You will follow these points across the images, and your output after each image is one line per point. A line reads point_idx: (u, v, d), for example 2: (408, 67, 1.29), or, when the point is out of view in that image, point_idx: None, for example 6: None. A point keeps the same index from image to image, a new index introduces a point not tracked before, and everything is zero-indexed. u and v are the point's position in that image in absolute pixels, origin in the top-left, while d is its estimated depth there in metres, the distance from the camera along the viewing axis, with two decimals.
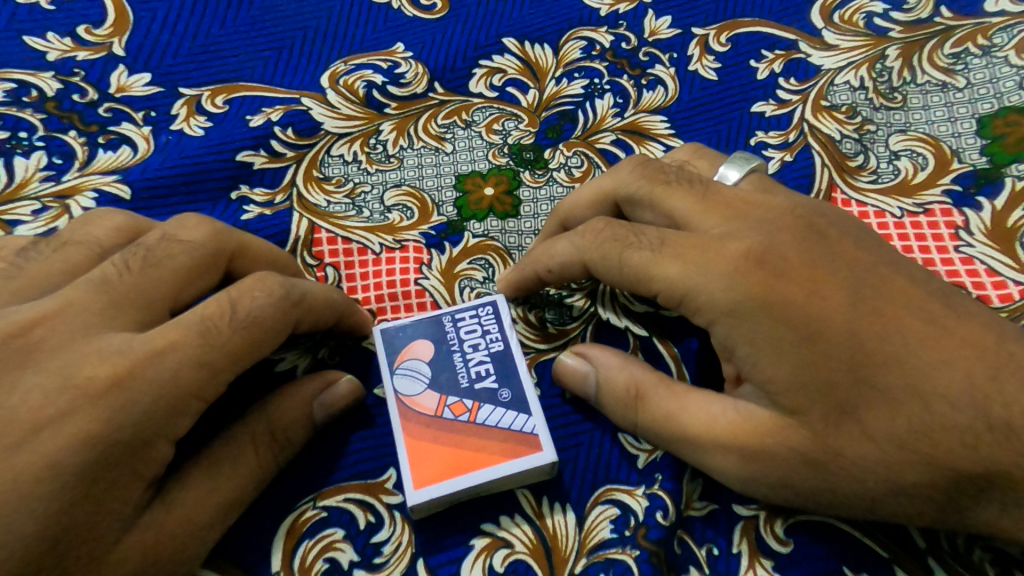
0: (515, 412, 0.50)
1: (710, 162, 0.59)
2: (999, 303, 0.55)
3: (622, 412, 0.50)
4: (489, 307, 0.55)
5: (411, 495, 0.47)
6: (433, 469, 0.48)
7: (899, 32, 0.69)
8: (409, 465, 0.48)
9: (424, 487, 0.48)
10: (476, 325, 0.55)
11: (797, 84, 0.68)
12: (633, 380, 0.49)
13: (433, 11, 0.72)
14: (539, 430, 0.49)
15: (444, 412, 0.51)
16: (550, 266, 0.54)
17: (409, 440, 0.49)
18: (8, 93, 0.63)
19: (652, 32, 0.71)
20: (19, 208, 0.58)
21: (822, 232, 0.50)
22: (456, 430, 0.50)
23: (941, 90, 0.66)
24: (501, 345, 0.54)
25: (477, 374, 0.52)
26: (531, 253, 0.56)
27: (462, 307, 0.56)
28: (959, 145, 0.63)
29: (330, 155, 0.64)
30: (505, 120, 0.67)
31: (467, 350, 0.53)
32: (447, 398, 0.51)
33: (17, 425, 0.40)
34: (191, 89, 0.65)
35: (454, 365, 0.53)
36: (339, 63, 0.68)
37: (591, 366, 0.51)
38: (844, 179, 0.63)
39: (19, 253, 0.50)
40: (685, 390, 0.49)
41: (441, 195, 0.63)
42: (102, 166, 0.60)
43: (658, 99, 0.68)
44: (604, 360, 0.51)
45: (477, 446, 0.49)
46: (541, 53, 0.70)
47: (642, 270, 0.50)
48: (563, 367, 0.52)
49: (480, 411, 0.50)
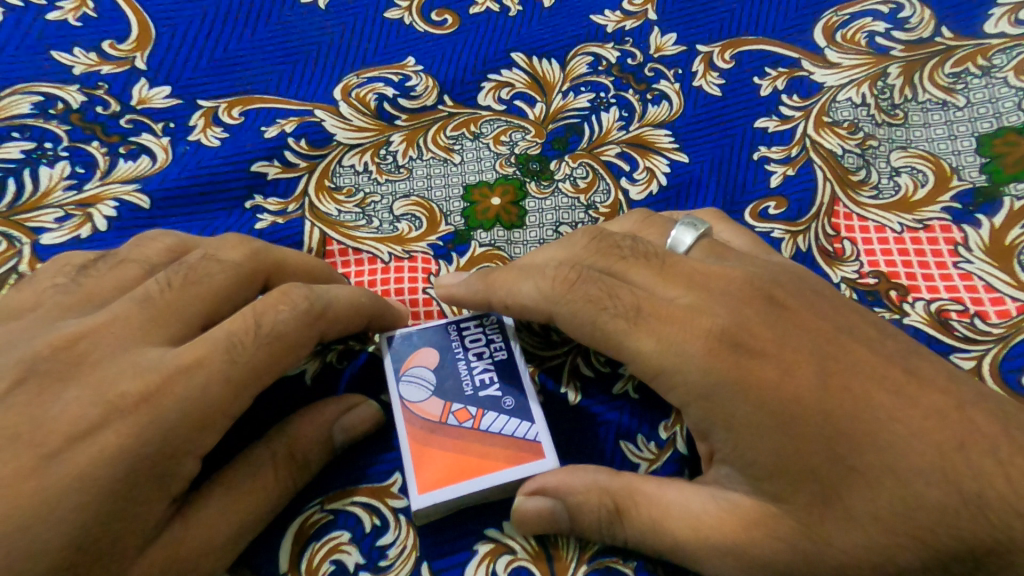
0: (518, 420, 0.51)
1: (661, 231, 0.59)
2: (996, 319, 0.56)
3: (606, 530, 0.47)
4: (494, 317, 0.57)
5: (415, 500, 0.48)
6: (436, 474, 0.49)
7: (900, 51, 0.70)
8: (412, 469, 0.49)
9: (428, 491, 0.49)
10: (480, 334, 0.56)
11: (800, 101, 0.69)
12: (608, 495, 0.46)
13: (443, 27, 0.74)
14: (542, 438, 0.51)
15: (448, 417, 0.52)
16: (511, 302, 0.55)
17: (413, 444, 0.50)
18: (36, 105, 0.65)
19: (658, 48, 0.73)
20: (43, 216, 0.60)
21: (809, 280, 0.53)
22: (460, 437, 0.51)
23: (941, 109, 0.67)
24: (504, 354, 0.55)
25: (481, 383, 0.53)
26: (495, 282, 0.55)
27: (467, 318, 0.58)
28: (958, 163, 0.64)
29: (342, 166, 0.65)
30: (513, 132, 0.69)
31: (471, 359, 0.55)
32: (451, 405, 0.52)
33: (54, 436, 0.42)
34: (208, 101, 0.67)
35: (459, 373, 0.54)
36: (352, 77, 0.70)
37: (548, 498, 0.47)
38: (846, 194, 0.64)
39: (76, 270, 0.53)
40: (657, 483, 0.47)
41: (449, 205, 0.65)
42: (123, 176, 0.62)
43: (663, 113, 0.69)
44: (562, 486, 0.47)
45: (479, 451, 0.50)
46: (549, 68, 0.72)
47: (615, 339, 0.50)
48: (523, 512, 0.47)
49: (484, 419, 0.51)
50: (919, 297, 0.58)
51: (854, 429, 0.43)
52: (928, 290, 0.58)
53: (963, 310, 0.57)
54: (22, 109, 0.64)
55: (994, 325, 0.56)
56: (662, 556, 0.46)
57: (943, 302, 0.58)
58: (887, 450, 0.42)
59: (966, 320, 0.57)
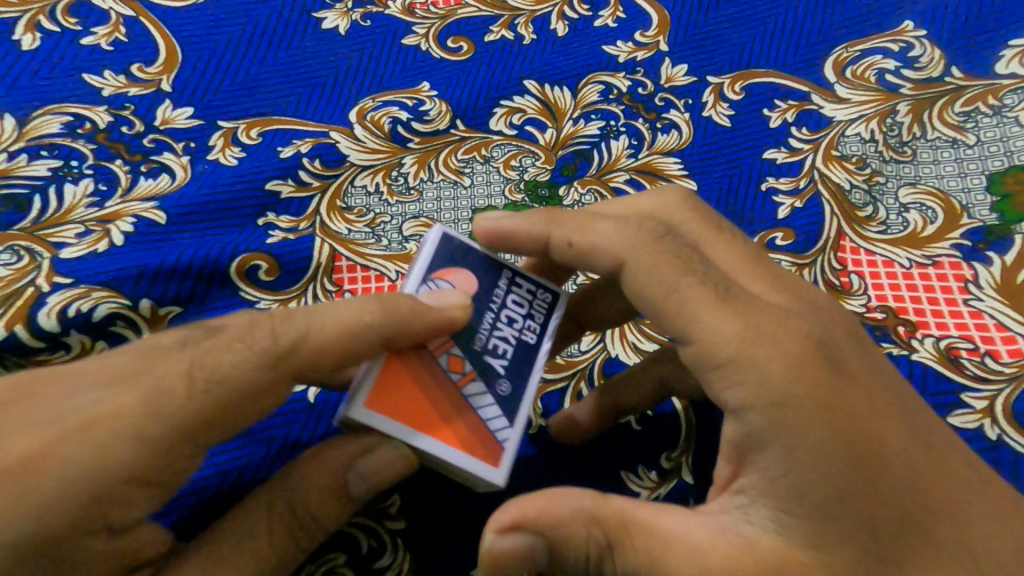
0: (501, 411, 0.49)
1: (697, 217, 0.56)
2: (1008, 358, 0.57)
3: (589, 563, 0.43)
4: (549, 295, 0.54)
5: (355, 409, 0.44)
6: (407, 407, 0.46)
7: (910, 89, 0.70)
8: (379, 385, 0.46)
9: (371, 409, 0.45)
10: (526, 301, 0.53)
11: (809, 134, 0.69)
12: (598, 527, 0.42)
13: (459, 54, 0.76)
14: (508, 447, 0.48)
15: (441, 358, 0.49)
16: (578, 239, 0.53)
17: (415, 385, 0.47)
18: (65, 125, 0.67)
19: (669, 79, 0.74)
20: (64, 231, 0.62)
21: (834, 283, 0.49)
22: (444, 387, 0.48)
23: (951, 147, 0.67)
24: (533, 340, 0.52)
25: (493, 348, 0.50)
26: (564, 218, 0.53)
27: (528, 276, 0.54)
28: (968, 201, 0.64)
29: (354, 186, 0.67)
30: (523, 157, 0.70)
31: (501, 320, 0.52)
32: (452, 349, 0.49)
33: None
34: (228, 122, 0.69)
35: (482, 321, 0.51)
36: (368, 100, 0.72)
37: (524, 538, 0.41)
38: (853, 229, 0.64)
39: None
40: (779, 354, 0.43)
41: (457, 227, 0.66)
42: (143, 193, 0.65)
43: (672, 141, 0.70)
44: (546, 522, 0.42)
45: (461, 429, 0.47)
46: (561, 95, 0.74)
47: (690, 311, 0.46)
48: (516, 549, 0.41)
49: (471, 383, 0.49)
50: (928, 334, 0.58)
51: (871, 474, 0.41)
52: (938, 327, 0.58)
53: (973, 349, 0.57)
54: (53, 129, 0.67)
55: (1005, 365, 0.56)
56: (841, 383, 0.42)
57: (952, 340, 0.58)
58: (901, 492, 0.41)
59: (977, 358, 0.57)
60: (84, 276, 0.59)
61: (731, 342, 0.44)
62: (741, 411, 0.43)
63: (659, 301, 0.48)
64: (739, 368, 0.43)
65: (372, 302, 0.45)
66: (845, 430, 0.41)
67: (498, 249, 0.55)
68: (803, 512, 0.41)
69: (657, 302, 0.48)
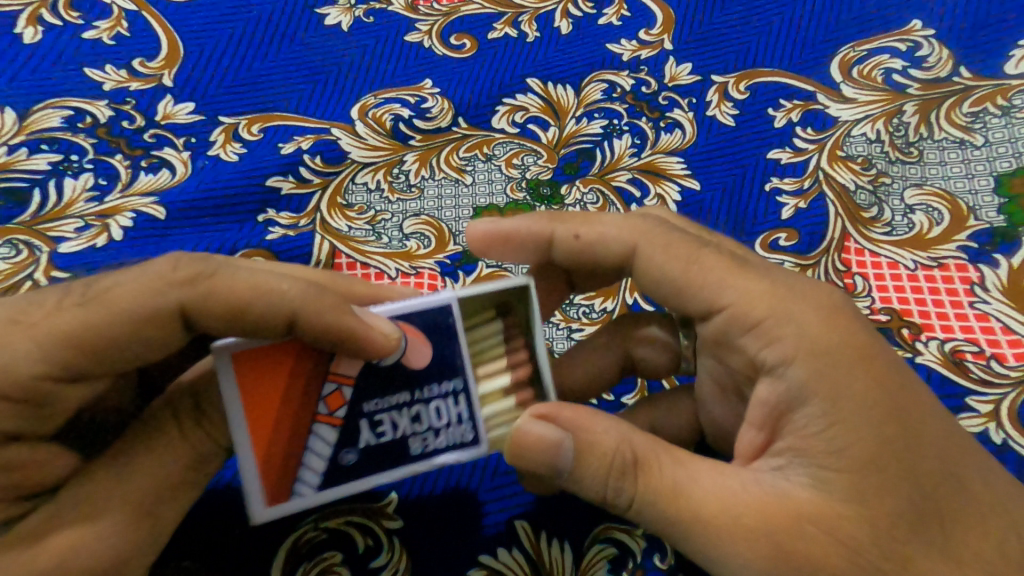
0: (320, 470, 0.44)
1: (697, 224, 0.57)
2: (1013, 362, 0.56)
3: (616, 480, 0.43)
4: (468, 433, 0.46)
5: (223, 354, 0.43)
6: (258, 402, 0.43)
7: (917, 89, 0.70)
8: (264, 357, 0.44)
9: (232, 368, 0.43)
10: (448, 405, 0.46)
11: (814, 133, 0.68)
12: (629, 444, 0.43)
13: (462, 51, 0.76)
14: (289, 504, 0.44)
15: (330, 386, 0.45)
16: (583, 232, 0.53)
17: (280, 397, 0.44)
18: (66, 119, 0.67)
19: (673, 77, 0.73)
20: (63, 226, 0.62)
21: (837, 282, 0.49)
22: (306, 420, 0.44)
23: (958, 147, 0.66)
24: (422, 444, 0.46)
25: (377, 413, 0.45)
26: (567, 216, 0.54)
27: (473, 395, 0.47)
28: (975, 203, 0.63)
29: (355, 183, 0.67)
30: (525, 156, 0.69)
31: (413, 392, 0.46)
32: (343, 390, 0.45)
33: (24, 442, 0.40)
34: (230, 117, 0.69)
35: (398, 382, 0.46)
36: (370, 97, 0.72)
37: (558, 431, 0.43)
38: (858, 230, 0.63)
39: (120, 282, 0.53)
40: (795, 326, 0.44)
41: (458, 225, 0.66)
42: (143, 188, 0.65)
43: (675, 141, 0.69)
44: (577, 423, 0.43)
45: (267, 460, 0.44)
46: (563, 93, 0.73)
47: (715, 283, 0.47)
48: (545, 439, 0.42)
49: (328, 429, 0.44)
50: (932, 337, 0.57)
51: (876, 477, 0.40)
52: (942, 330, 0.58)
53: (978, 352, 0.56)
54: (53, 123, 0.67)
55: (1011, 368, 0.56)
56: (845, 382, 0.42)
57: (958, 343, 0.57)
58: (904, 494, 0.40)
59: (983, 362, 0.56)
60: (81, 271, 0.59)
61: (761, 296, 0.46)
62: (780, 367, 0.44)
63: (680, 275, 0.49)
64: (778, 324, 0.45)
65: (300, 284, 0.45)
66: (837, 435, 0.41)
67: (495, 249, 0.54)
68: (795, 516, 0.40)
69: (679, 282, 0.49)
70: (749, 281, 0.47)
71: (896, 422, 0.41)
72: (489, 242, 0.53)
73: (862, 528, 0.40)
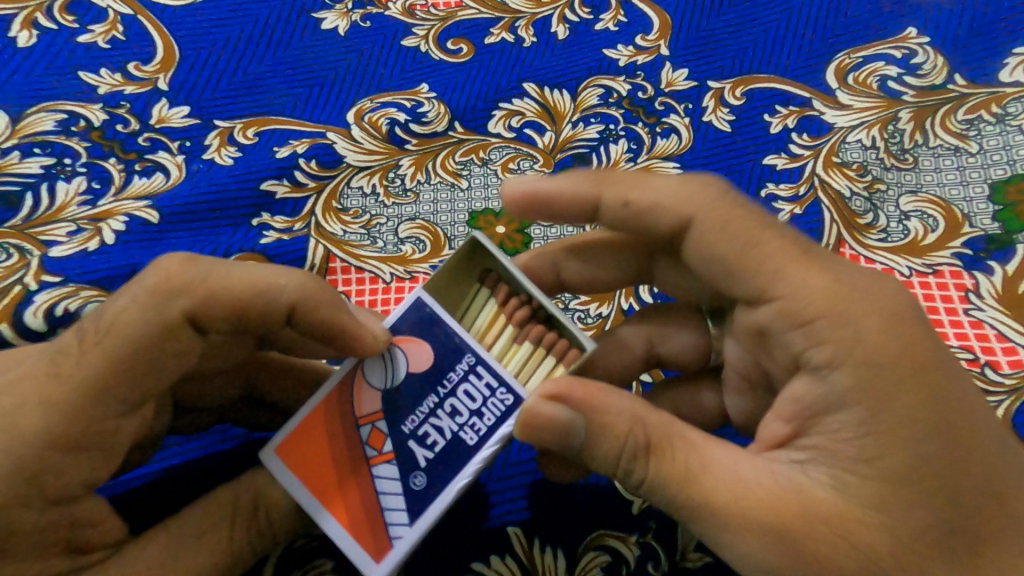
0: (404, 506, 0.44)
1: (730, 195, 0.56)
2: (1008, 369, 0.56)
3: (630, 462, 0.43)
4: (509, 398, 0.46)
5: (268, 455, 0.45)
6: (313, 470, 0.45)
7: (911, 96, 0.70)
8: (296, 430, 0.46)
9: (278, 457, 0.45)
10: (479, 394, 0.46)
11: (810, 140, 0.68)
12: (639, 425, 0.43)
13: (458, 55, 0.76)
14: (396, 542, 0.44)
15: (364, 428, 0.46)
16: (633, 199, 0.52)
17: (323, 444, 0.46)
18: (59, 123, 0.67)
19: (669, 83, 0.73)
20: (55, 230, 0.62)
21: None
22: (358, 458, 0.45)
23: (953, 154, 0.66)
24: (472, 438, 0.45)
25: (423, 438, 0.46)
26: (615, 179, 0.53)
27: (491, 367, 0.46)
28: (969, 210, 0.63)
29: (350, 187, 0.67)
30: (521, 160, 0.69)
31: (441, 411, 0.46)
32: (376, 423, 0.46)
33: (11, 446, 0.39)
34: (225, 121, 0.69)
35: (422, 400, 0.46)
36: (365, 101, 0.72)
37: (569, 411, 0.43)
38: (853, 235, 0.63)
39: None
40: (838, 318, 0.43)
41: (454, 229, 0.66)
42: (136, 192, 0.64)
43: (671, 146, 0.69)
44: (590, 405, 0.43)
45: (348, 503, 0.45)
46: (560, 98, 0.73)
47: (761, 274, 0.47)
48: (559, 421, 0.42)
49: (385, 465, 0.45)
50: None
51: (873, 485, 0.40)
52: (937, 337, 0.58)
53: (972, 359, 0.56)
54: (46, 126, 0.67)
55: (1005, 376, 0.55)
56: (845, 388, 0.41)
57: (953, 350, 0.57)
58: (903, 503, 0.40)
59: (977, 369, 0.56)
60: (72, 275, 0.59)
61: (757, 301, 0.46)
62: (821, 372, 0.43)
63: (730, 261, 0.48)
64: (829, 324, 0.43)
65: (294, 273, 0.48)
66: (865, 448, 0.40)
67: (536, 210, 0.54)
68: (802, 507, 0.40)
69: (732, 264, 0.48)
70: (793, 268, 0.46)
71: (934, 438, 0.40)
72: (530, 203, 0.53)
73: (872, 521, 0.40)
